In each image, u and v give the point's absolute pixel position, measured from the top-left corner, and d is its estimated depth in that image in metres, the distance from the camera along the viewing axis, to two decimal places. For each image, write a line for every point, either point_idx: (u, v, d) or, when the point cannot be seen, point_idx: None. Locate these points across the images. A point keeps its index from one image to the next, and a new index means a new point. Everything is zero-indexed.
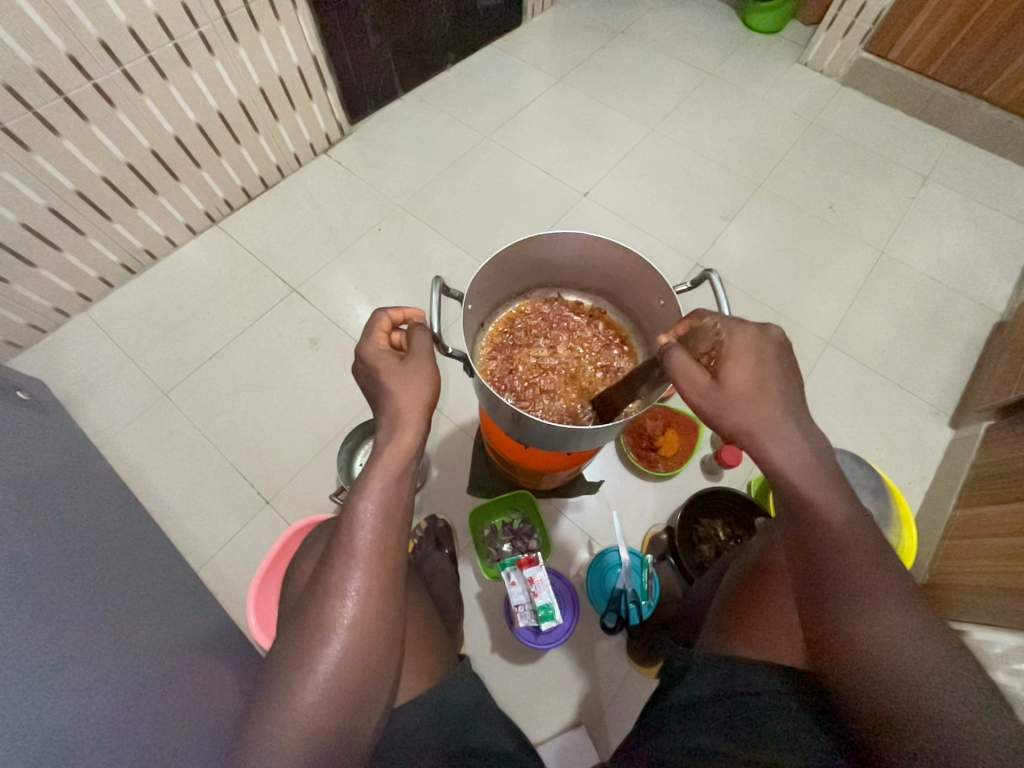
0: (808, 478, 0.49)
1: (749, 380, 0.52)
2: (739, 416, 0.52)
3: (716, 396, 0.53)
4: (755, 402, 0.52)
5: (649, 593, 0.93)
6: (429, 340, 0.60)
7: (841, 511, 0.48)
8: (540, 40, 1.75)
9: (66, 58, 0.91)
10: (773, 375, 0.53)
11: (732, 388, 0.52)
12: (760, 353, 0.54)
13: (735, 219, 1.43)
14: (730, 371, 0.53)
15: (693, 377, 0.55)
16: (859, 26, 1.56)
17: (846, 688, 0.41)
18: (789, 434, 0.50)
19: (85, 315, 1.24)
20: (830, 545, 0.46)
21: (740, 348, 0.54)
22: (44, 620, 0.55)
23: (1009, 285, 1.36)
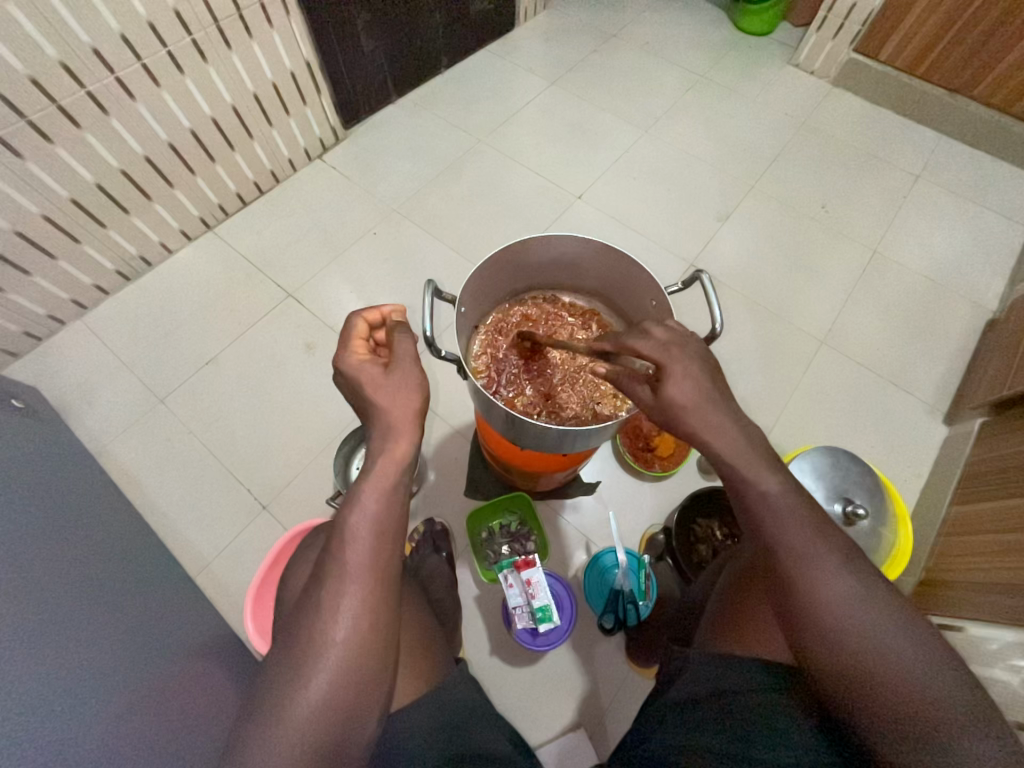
0: (751, 473, 0.46)
1: (690, 396, 0.48)
2: (684, 426, 0.49)
3: (659, 412, 0.50)
4: (697, 414, 0.48)
5: (646, 593, 0.94)
6: (413, 345, 0.59)
7: (785, 496, 0.46)
8: (533, 44, 1.76)
9: (59, 67, 0.92)
10: (712, 386, 0.49)
11: (672, 404, 0.49)
12: (695, 366, 0.50)
13: (728, 220, 1.44)
14: (666, 389, 0.49)
15: (636, 395, 0.53)
16: (849, 27, 1.57)
17: (839, 697, 0.40)
18: (729, 434, 0.47)
19: (79, 322, 1.24)
20: (800, 543, 0.44)
21: (672, 363, 0.50)
22: (39, 627, 0.55)
23: (1001, 283, 1.37)
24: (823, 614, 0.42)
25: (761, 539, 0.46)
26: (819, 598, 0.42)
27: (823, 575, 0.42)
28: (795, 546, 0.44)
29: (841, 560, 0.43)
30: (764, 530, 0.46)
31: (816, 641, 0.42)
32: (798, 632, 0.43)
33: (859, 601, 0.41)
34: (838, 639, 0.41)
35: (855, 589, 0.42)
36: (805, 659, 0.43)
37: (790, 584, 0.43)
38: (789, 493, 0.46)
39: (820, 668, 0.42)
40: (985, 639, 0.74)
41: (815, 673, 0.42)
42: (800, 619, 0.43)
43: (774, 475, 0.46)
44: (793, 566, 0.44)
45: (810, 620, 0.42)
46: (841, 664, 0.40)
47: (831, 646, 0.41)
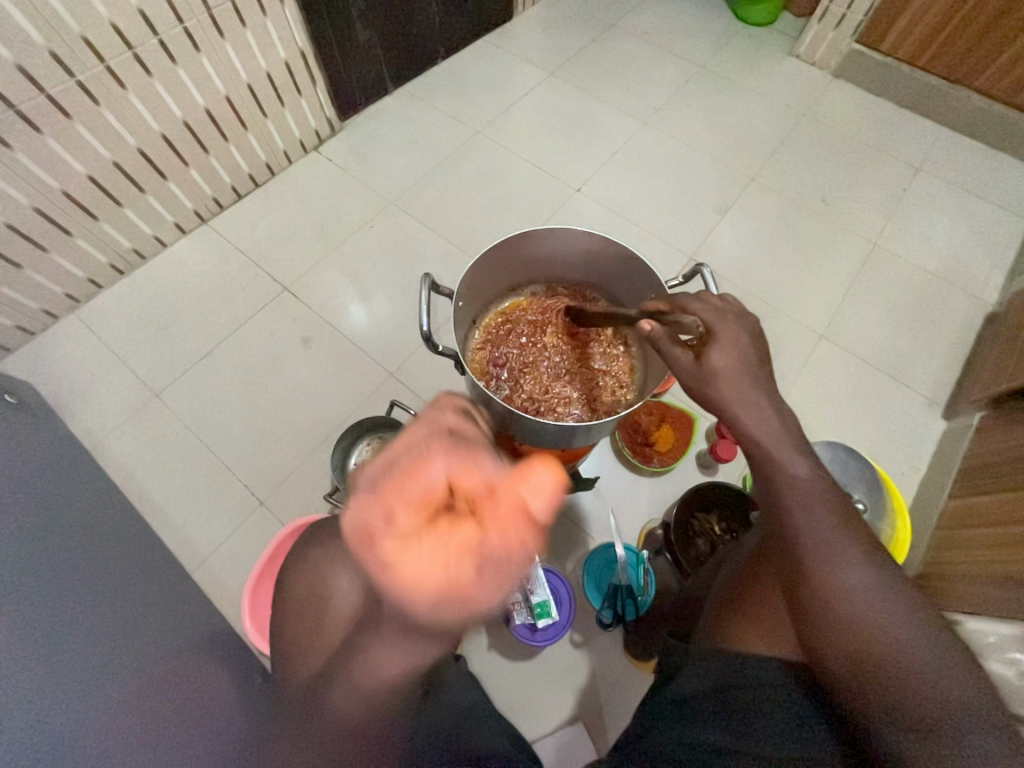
0: (780, 452, 0.49)
1: (731, 365, 0.52)
2: (719, 396, 0.52)
3: (697, 375, 0.54)
4: (736, 384, 0.52)
5: (643, 587, 0.96)
6: None
7: (814, 479, 0.48)
8: (531, 34, 1.73)
9: (47, 55, 0.90)
10: (754, 362, 0.53)
11: (712, 370, 0.53)
12: (741, 340, 0.54)
13: (728, 213, 1.43)
14: (711, 352, 0.53)
15: (676, 358, 0.55)
16: (851, 17, 1.55)
17: (848, 690, 0.40)
18: (763, 413, 0.51)
19: (73, 316, 1.22)
20: (823, 528, 0.46)
21: (722, 330, 0.54)
22: (35, 622, 0.54)
23: (1001, 277, 1.36)
24: (835, 599, 0.43)
25: (782, 525, 0.48)
26: (833, 584, 0.43)
27: (842, 561, 0.44)
28: (817, 530, 0.46)
29: (860, 551, 0.44)
30: (785, 514, 0.47)
31: (828, 629, 0.42)
32: (807, 623, 0.44)
33: (876, 589, 0.42)
34: (846, 628, 0.41)
35: (868, 578, 0.43)
36: (814, 652, 0.43)
37: (807, 567, 0.45)
38: (818, 477, 0.48)
39: (830, 662, 0.42)
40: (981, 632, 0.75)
41: (825, 667, 0.42)
42: (810, 607, 0.44)
43: (805, 458, 0.49)
44: (812, 550, 0.45)
45: (824, 612, 0.43)
46: (851, 653, 0.41)
47: (843, 633, 0.41)
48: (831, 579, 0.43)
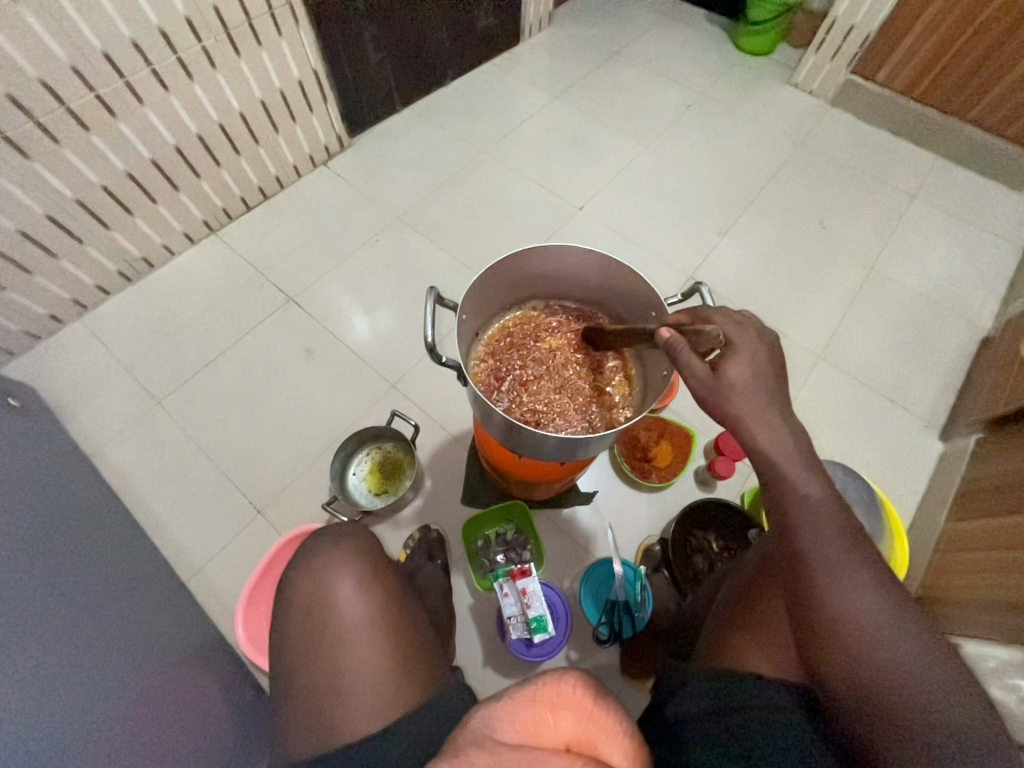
0: (793, 471, 0.48)
1: (748, 378, 0.52)
2: (734, 407, 0.51)
3: (713, 385, 0.52)
4: (751, 398, 0.51)
5: (642, 605, 0.94)
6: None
7: (824, 500, 0.48)
8: (538, 59, 1.79)
9: (68, 69, 0.93)
10: (770, 376, 0.52)
11: (728, 381, 0.52)
12: (759, 354, 0.53)
13: (727, 234, 1.46)
14: (728, 365, 0.52)
15: (692, 367, 0.54)
16: (846, 50, 1.61)
17: (850, 706, 0.41)
18: (777, 430, 0.50)
19: (79, 322, 1.24)
20: (831, 549, 0.45)
21: (741, 343, 0.54)
22: (29, 629, 0.54)
23: (996, 302, 1.38)
24: (840, 616, 0.43)
25: (790, 545, 0.48)
26: (840, 606, 0.43)
27: (850, 583, 0.43)
28: (826, 551, 0.45)
29: (871, 575, 0.44)
30: (793, 533, 0.47)
31: (831, 649, 0.43)
32: (812, 640, 0.44)
33: (884, 612, 0.42)
34: (849, 646, 0.42)
35: (873, 597, 0.43)
36: (817, 671, 0.44)
37: (814, 587, 0.45)
38: (828, 499, 0.48)
39: (833, 684, 0.42)
40: (982, 657, 0.74)
41: (827, 686, 0.43)
42: (815, 626, 0.44)
43: (817, 478, 0.48)
44: (820, 571, 0.45)
45: (828, 629, 0.43)
46: (853, 671, 0.41)
47: (847, 653, 0.42)
48: (835, 596, 0.44)
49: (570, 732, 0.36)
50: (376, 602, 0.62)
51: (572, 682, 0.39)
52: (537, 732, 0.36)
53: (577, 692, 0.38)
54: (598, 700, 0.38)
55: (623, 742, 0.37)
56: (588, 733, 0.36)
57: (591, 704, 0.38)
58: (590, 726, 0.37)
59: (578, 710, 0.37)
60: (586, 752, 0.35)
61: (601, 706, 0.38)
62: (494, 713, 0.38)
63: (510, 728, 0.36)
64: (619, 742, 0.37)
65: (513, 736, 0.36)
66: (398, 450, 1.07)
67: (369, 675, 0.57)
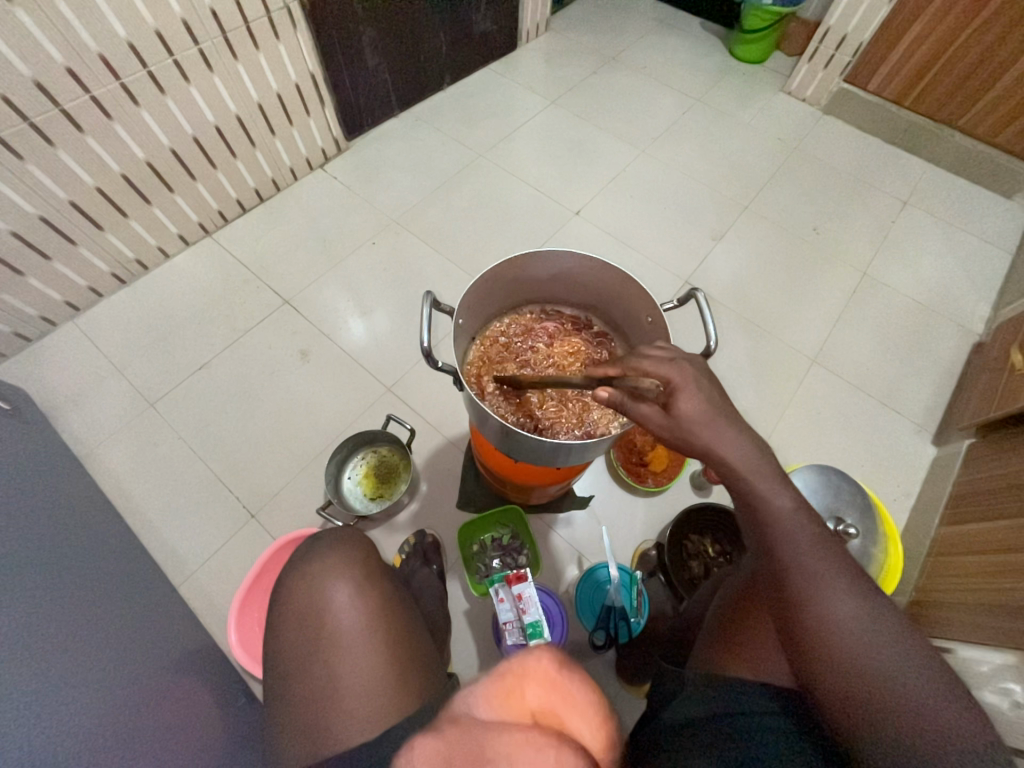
0: (765, 486, 0.48)
1: (702, 411, 0.50)
2: (697, 446, 0.50)
3: (673, 431, 0.51)
4: (707, 433, 0.49)
5: (638, 610, 0.93)
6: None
7: (797, 513, 0.48)
8: (535, 64, 1.80)
9: (64, 70, 0.92)
10: (721, 399, 0.51)
11: (683, 420, 0.50)
12: (701, 382, 0.51)
13: (722, 239, 1.47)
14: (678, 404, 0.50)
15: (644, 413, 0.53)
16: (839, 58, 1.63)
17: (840, 705, 0.41)
18: (745, 449, 0.49)
19: (71, 324, 1.22)
20: (810, 558, 0.46)
21: (682, 379, 0.51)
22: (20, 635, 0.53)
23: (987, 306, 1.40)
24: (826, 619, 0.43)
25: (772, 557, 0.48)
26: (823, 613, 0.43)
27: (831, 590, 0.44)
28: (806, 560, 0.46)
29: (850, 580, 0.44)
30: (774, 543, 0.48)
31: (816, 656, 0.43)
32: (800, 644, 0.44)
33: (864, 617, 0.42)
34: (837, 647, 0.42)
35: (858, 601, 0.43)
36: (804, 679, 0.43)
37: (800, 593, 0.45)
38: (801, 510, 0.48)
39: (822, 685, 0.42)
40: (976, 661, 0.74)
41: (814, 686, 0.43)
42: (799, 634, 0.44)
43: (787, 491, 0.48)
44: (802, 579, 0.45)
45: (816, 633, 0.43)
46: (839, 679, 0.41)
47: (833, 660, 0.41)
48: (821, 599, 0.44)
49: (536, 702, 0.35)
50: (369, 606, 0.61)
51: (538, 654, 0.38)
52: (507, 703, 0.36)
53: (543, 665, 0.37)
54: (565, 669, 0.37)
55: (588, 707, 0.36)
56: (552, 703, 0.35)
57: (557, 672, 0.37)
58: (554, 697, 0.36)
59: (541, 679, 0.36)
60: (550, 724, 0.34)
61: (568, 674, 0.37)
62: (474, 689, 0.38)
63: (484, 706, 0.36)
64: (582, 708, 0.36)
65: (490, 715, 0.35)
66: (394, 454, 1.07)
67: (361, 677, 0.56)
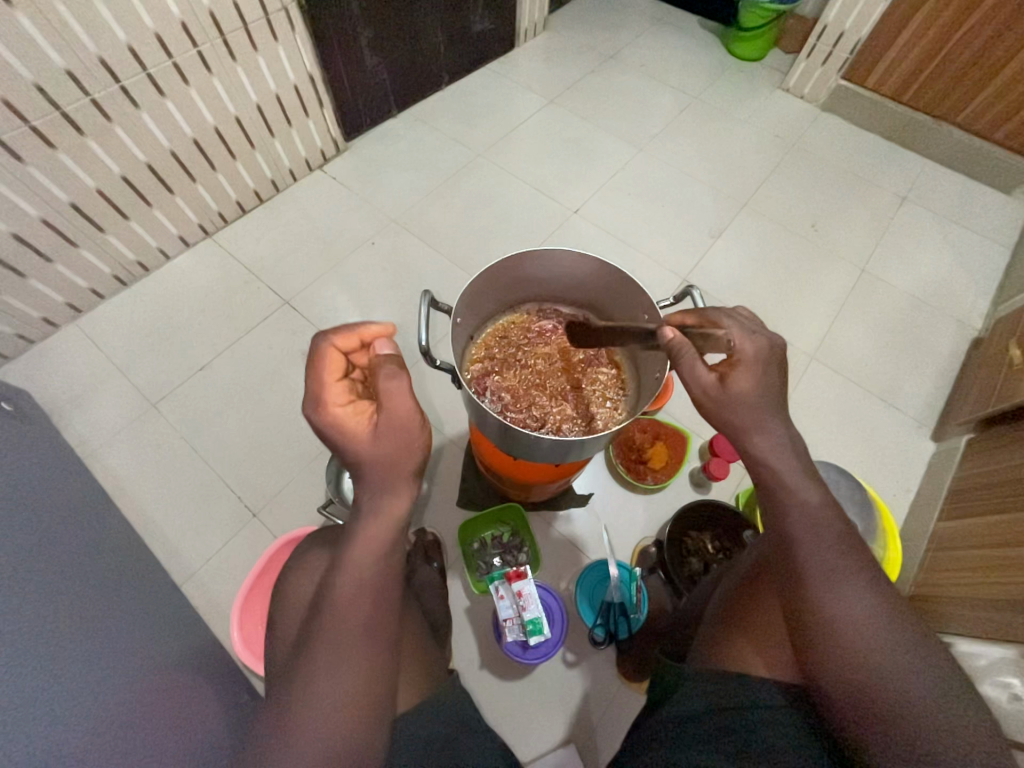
0: (794, 478, 0.50)
1: (754, 393, 0.54)
2: (735, 420, 0.53)
3: (718, 398, 0.54)
4: (755, 412, 0.53)
5: (637, 606, 0.94)
6: (411, 361, 0.65)
7: (822, 510, 0.49)
8: (533, 63, 1.80)
9: (64, 74, 0.93)
10: (777, 391, 0.54)
11: (733, 394, 0.54)
12: (767, 370, 0.55)
13: (720, 237, 1.47)
14: (735, 380, 0.54)
15: (699, 375, 0.56)
16: (837, 55, 1.63)
17: (845, 702, 0.41)
18: (779, 439, 0.52)
19: (73, 325, 1.23)
20: (829, 554, 0.46)
21: (750, 360, 0.55)
22: (22, 631, 0.54)
23: (986, 302, 1.40)
24: (839, 617, 0.43)
25: (790, 549, 0.48)
26: (841, 610, 0.43)
27: (850, 587, 0.44)
28: (825, 556, 0.46)
29: (869, 579, 0.45)
30: (791, 537, 0.48)
31: (832, 654, 0.42)
32: (809, 639, 0.44)
33: (881, 616, 0.42)
34: (847, 646, 0.42)
35: (875, 603, 0.43)
36: (818, 676, 0.43)
37: (813, 589, 0.45)
38: (826, 505, 0.49)
39: (829, 681, 0.42)
40: (974, 655, 0.75)
41: (821, 682, 0.43)
42: (814, 629, 0.44)
43: (814, 485, 0.50)
44: (821, 574, 0.45)
45: (826, 631, 0.43)
46: (848, 675, 0.41)
47: (843, 656, 0.42)
48: (835, 597, 0.44)
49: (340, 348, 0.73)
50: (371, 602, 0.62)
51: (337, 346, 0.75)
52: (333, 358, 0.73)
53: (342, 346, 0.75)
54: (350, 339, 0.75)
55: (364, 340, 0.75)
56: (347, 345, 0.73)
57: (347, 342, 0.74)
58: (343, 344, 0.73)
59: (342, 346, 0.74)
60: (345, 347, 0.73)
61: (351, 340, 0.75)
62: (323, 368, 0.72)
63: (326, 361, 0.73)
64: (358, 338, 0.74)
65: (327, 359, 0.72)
66: None
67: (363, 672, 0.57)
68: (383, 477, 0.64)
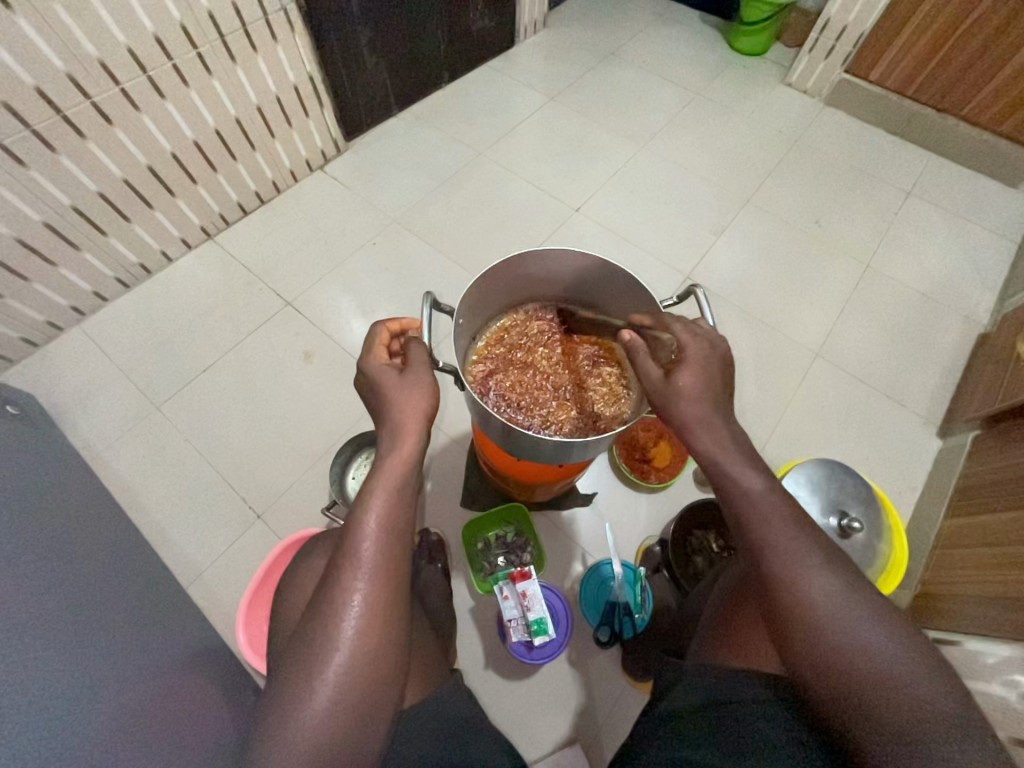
0: (735, 466, 0.50)
1: (698, 389, 0.54)
2: (676, 415, 0.54)
3: (663, 391, 0.55)
4: (698, 404, 0.53)
5: (642, 605, 0.94)
6: (426, 353, 0.62)
7: (768, 493, 0.49)
8: (534, 61, 1.79)
9: (64, 78, 0.93)
10: (718, 389, 0.55)
11: (676, 387, 0.54)
12: (710, 365, 0.56)
13: (723, 234, 1.46)
14: (680, 374, 0.55)
15: (647, 369, 0.58)
16: (840, 49, 1.61)
17: (828, 697, 0.41)
18: (718, 432, 0.52)
19: (77, 328, 1.24)
20: (787, 541, 0.46)
21: (693, 356, 0.56)
22: (29, 635, 0.54)
23: (992, 296, 1.38)
24: (809, 607, 0.43)
25: (751, 539, 0.48)
26: (803, 598, 0.43)
27: (807, 573, 0.44)
28: (778, 541, 0.46)
29: (824, 559, 0.45)
30: (751, 529, 0.48)
31: (801, 644, 0.43)
32: (787, 636, 0.44)
33: (839, 598, 0.43)
34: (823, 641, 0.42)
35: (836, 590, 0.43)
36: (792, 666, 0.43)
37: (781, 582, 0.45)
38: (771, 491, 0.49)
39: (813, 679, 0.42)
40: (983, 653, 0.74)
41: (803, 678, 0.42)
42: (785, 619, 0.44)
43: (758, 473, 0.50)
44: (779, 563, 0.45)
45: (806, 626, 0.43)
46: (830, 671, 0.41)
47: (821, 652, 0.41)
48: (800, 588, 0.44)
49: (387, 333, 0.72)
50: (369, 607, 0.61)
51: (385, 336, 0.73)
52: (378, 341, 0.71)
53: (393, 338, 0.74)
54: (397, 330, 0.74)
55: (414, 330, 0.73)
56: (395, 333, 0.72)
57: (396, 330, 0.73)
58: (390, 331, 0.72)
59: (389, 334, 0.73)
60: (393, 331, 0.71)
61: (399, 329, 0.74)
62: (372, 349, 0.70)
63: None
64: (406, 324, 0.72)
65: None
66: None
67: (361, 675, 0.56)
68: (398, 420, 0.56)
